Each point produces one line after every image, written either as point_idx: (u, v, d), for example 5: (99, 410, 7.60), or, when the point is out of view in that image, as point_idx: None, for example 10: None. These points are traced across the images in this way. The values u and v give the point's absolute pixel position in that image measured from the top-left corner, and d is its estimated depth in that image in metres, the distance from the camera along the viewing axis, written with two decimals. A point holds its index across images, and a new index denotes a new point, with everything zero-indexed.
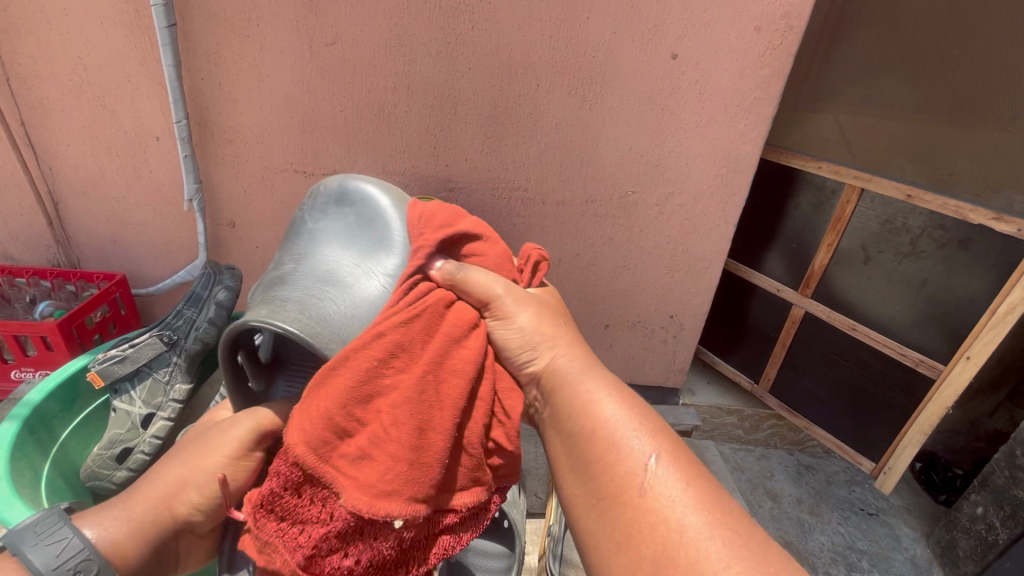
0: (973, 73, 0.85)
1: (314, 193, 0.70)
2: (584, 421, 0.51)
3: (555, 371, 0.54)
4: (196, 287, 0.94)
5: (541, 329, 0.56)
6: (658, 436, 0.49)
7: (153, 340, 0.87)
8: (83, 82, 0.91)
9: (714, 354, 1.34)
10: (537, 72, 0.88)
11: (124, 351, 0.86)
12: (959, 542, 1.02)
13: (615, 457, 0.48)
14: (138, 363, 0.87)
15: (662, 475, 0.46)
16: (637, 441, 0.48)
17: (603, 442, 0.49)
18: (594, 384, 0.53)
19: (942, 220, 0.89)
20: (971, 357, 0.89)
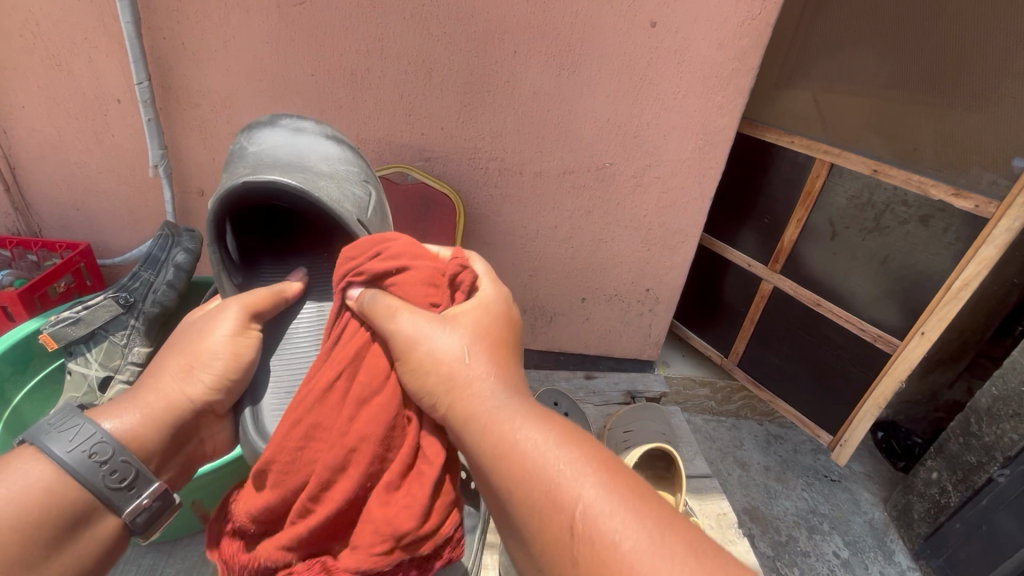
0: (941, 50, 0.88)
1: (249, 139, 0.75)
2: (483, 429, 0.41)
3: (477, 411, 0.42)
4: (154, 249, 0.92)
5: (449, 369, 0.44)
6: (566, 443, 0.40)
7: (107, 303, 0.85)
8: (36, 39, 0.87)
9: (688, 328, 1.37)
10: (514, 38, 0.86)
11: (77, 314, 0.85)
12: (915, 505, 1.07)
13: (550, 500, 0.37)
14: (93, 326, 0.86)
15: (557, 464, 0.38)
16: (519, 425, 0.41)
17: (525, 482, 0.38)
18: (520, 427, 0.41)
19: (906, 196, 0.90)
20: (926, 333, 0.90)
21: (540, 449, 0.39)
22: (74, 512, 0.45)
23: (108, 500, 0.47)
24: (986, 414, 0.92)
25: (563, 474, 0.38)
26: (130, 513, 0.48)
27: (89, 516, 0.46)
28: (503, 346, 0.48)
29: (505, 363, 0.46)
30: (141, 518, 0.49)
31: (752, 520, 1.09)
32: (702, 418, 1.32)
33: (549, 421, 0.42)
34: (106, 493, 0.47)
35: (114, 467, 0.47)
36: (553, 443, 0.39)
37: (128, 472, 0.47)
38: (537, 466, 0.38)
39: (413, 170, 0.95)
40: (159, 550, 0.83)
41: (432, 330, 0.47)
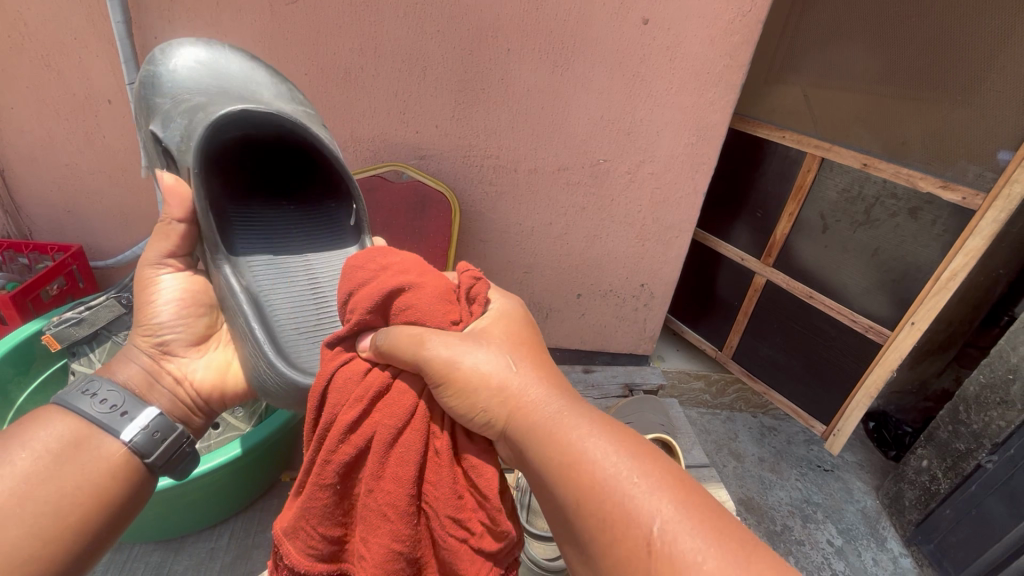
0: (927, 46, 0.89)
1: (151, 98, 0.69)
2: (544, 453, 0.37)
3: (540, 438, 0.37)
4: None
5: (501, 384, 0.39)
6: (624, 441, 0.37)
7: (111, 303, 0.87)
8: (24, 39, 0.86)
9: (682, 322, 1.38)
10: (508, 36, 0.87)
11: (80, 315, 0.85)
12: (906, 492, 1.09)
13: (619, 516, 0.33)
14: (97, 326, 0.86)
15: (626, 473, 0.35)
16: (580, 433, 0.37)
17: (594, 496, 0.34)
18: (586, 432, 0.37)
19: (895, 189, 0.91)
20: (916, 323, 0.91)
21: (614, 469, 0.35)
22: (79, 440, 0.48)
23: (106, 426, 0.50)
24: (974, 402, 0.94)
25: (638, 490, 0.34)
26: (129, 435, 0.50)
27: (89, 444, 0.49)
28: (540, 355, 0.44)
29: (549, 369, 0.42)
30: (145, 439, 0.51)
31: (746, 510, 1.10)
32: (698, 411, 1.35)
33: (605, 425, 0.38)
34: (102, 419, 0.50)
35: (104, 397, 0.51)
36: (620, 455, 0.36)
37: (118, 399, 0.52)
38: (596, 471, 0.35)
39: (408, 168, 0.95)
40: (165, 548, 0.83)
41: (469, 353, 0.40)
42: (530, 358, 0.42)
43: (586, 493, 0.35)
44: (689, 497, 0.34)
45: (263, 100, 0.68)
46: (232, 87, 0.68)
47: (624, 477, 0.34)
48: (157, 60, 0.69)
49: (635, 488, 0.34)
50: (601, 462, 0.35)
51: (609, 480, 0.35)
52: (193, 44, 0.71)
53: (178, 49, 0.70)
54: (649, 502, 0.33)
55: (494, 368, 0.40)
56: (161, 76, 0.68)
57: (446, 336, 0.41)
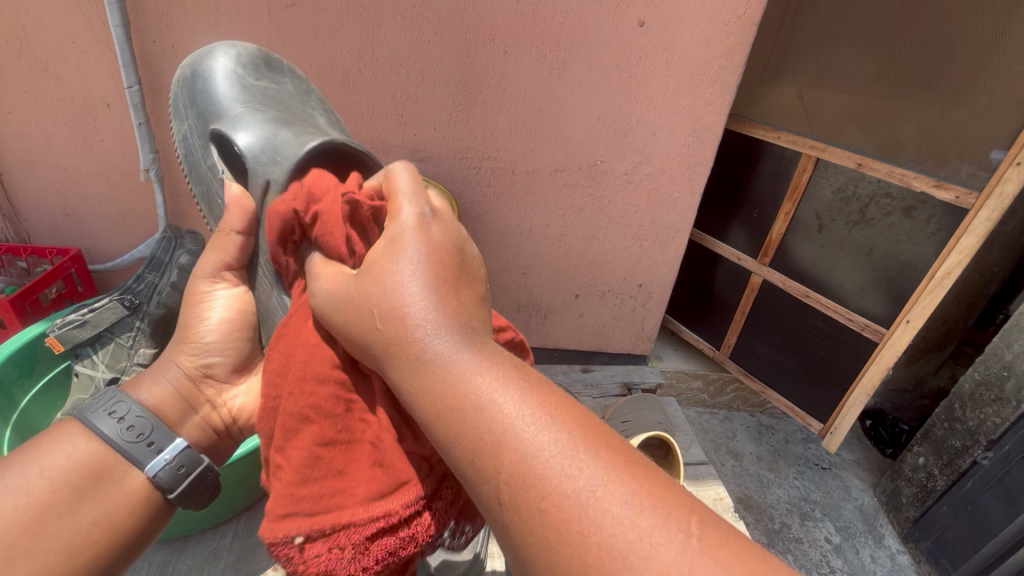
0: (920, 47, 0.90)
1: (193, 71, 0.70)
2: (452, 398, 0.32)
3: (430, 372, 0.33)
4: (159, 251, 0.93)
5: (404, 315, 0.35)
6: (583, 428, 0.29)
7: (113, 304, 0.86)
8: (22, 44, 0.86)
9: (679, 322, 1.39)
10: (505, 38, 0.87)
11: (83, 316, 0.85)
12: (903, 490, 1.09)
13: (547, 496, 0.27)
14: (99, 328, 0.86)
15: (549, 442, 0.28)
16: (498, 395, 0.31)
17: (512, 470, 0.28)
18: (511, 394, 0.31)
19: (889, 189, 0.92)
20: (911, 321, 0.92)
21: (547, 435, 0.29)
22: (102, 471, 0.46)
23: (130, 456, 0.47)
24: (969, 400, 0.94)
25: (567, 467, 0.27)
26: (153, 469, 0.47)
27: (112, 474, 0.46)
28: (462, 291, 0.37)
29: (467, 308, 0.36)
30: (170, 474, 0.48)
31: (745, 508, 1.11)
32: (696, 411, 1.33)
33: (543, 390, 0.31)
34: (127, 448, 0.47)
35: (132, 423, 0.48)
36: (552, 430, 0.29)
37: (145, 427, 0.49)
38: (516, 445, 0.29)
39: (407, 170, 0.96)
40: (170, 548, 0.83)
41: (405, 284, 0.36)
42: (449, 287, 0.37)
43: (492, 451, 0.29)
44: (647, 477, 0.27)
45: (323, 118, 0.69)
46: (296, 103, 0.69)
47: (559, 460, 0.28)
48: (201, 67, 0.69)
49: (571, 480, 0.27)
50: (521, 427, 0.29)
51: (523, 450, 0.28)
52: (250, 55, 0.71)
53: (227, 59, 0.70)
54: (591, 480, 0.27)
55: (412, 301, 0.36)
56: (213, 84, 0.68)
57: (334, 273, 0.45)
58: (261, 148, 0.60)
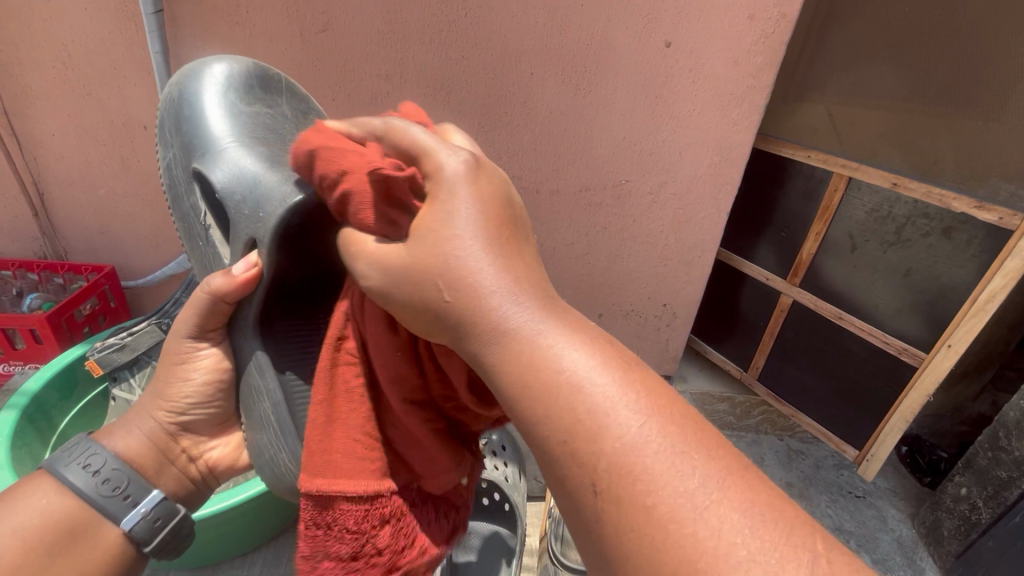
0: (955, 63, 0.88)
1: (189, 93, 0.67)
2: (519, 363, 0.34)
3: (503, 340, 0.34)
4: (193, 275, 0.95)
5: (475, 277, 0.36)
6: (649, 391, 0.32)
7: (151, 328, 0.88)
8: (67, 70, 0.89)
9: (704, 342, 1.36)
10: (531, 60, 0.88)
11: (122, 340, 0.87)
12: (944, 522, 1.04)
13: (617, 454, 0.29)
14: (137, 351, 0.88)
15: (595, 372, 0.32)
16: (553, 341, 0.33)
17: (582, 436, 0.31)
18: (568, 346, 0.33)
19: (926, 209, 0.90)
20: (953, 345, 0.90)
21: (604, 395, 0.31)
22: (76, 527, 0.48)
23: (107, 511, 0.49)
24: (1015, 428, 0.90)
25: (627, 415, 0.30)
26: (129, 523, 0.49)
27: (89, 531, 0.48)
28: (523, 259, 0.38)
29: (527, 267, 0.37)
30: (145, 527, 0.50)
31: None
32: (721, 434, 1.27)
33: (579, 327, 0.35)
34: (104, 503, 0.49)
35: (106, 476, 0.50)
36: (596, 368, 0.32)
37: (121, 479, 0.50)
38: (564, 376, 0.32)
39: None
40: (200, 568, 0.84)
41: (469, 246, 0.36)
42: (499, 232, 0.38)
43: (579, 424, 0.31)
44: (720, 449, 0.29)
45: None
46: (286, 132, 0.67)
47: (650, 445, 0.29)
48: (190, 89, 0.67)
49: (647, 451, 0.29)
50: (580, 375, 0.32)
51: (592, 404, 0.31)
52: (243, 77, 0.70)
53: (218, 81, 0.68)
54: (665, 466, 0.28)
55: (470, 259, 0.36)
56: (198, 114, 0.65)
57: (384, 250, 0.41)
58: (241, 192, 0.57)
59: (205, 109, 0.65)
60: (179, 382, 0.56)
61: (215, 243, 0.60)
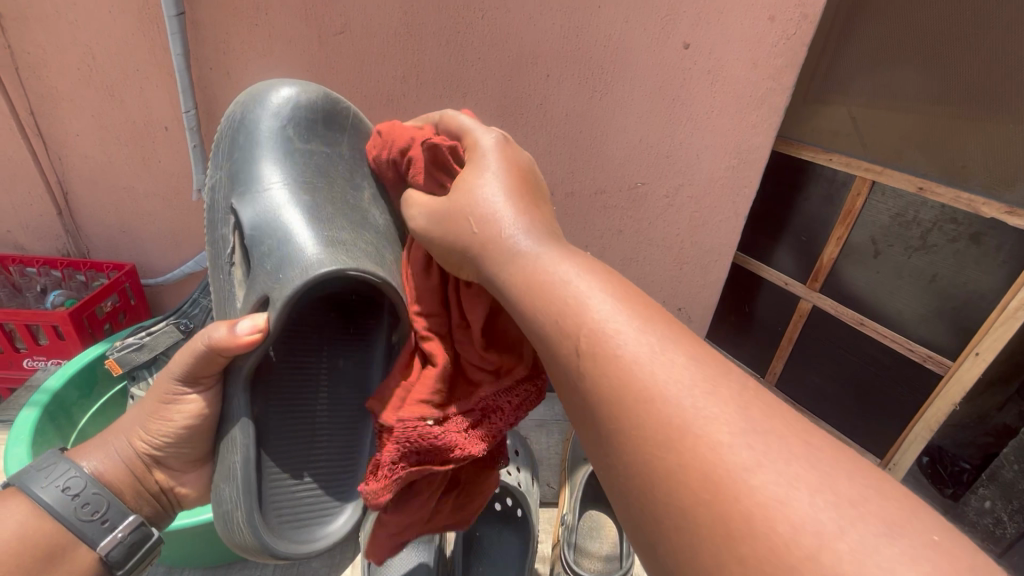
0: (985, 64, 0.84)
1: (250, 122, 0.66)
2: (533, 295, 0.36)
3: (550, 309, 0.35)
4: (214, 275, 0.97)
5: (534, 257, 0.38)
6: (714, 380, 0.29)
7: (171, 328, 0.89)
8: (92, 71, 0.91)
9: (720, 347, 1.34)
10: (547, 62, 0.88)
11: (142, 339, 0.87)
12: (966, 534, 1.02)
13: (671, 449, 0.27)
14: (156, 351, 0.89)
15: (660, 359, 0.30)
16: (622, 340, 0.31)
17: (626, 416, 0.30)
18: (627, 337, 0.31)
19: (954, 214, 0.88)
20: (980, 353, 0.87)
21: (652, 358, 0.30)
22: (54, 549, 0.47)
23: (83, 534, 0.48)
24: None
25: (694, 411, 0.28)
26: (105, 548, 0.49)
27: (65, 553, 0.48)
28: (595, 264, 0.37)
29: (596, 264, 0.37)
30: (119, 553, 0.50)
31: None
32: None
33: (637, 304, 0.34)
34: (81, 527, 0.48)
35: (87, 499, 0.49)
36: (658, 350, 0.31)
37: (100, 504, 0.50)
38: (621, 357, 0.31)
39: None
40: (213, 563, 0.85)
41: (492, 183, 0.43)
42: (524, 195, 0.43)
43: (614, 380, 0.30)
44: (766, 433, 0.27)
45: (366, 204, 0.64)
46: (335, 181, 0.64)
47: (682, 382, 0.29)
48: (252, 116, 0.66)
49: (679, 386, 0.29)
50: (637, 366, 0.30)
51: (638, 390, 0.29)
52: (308, 111, 0.67)
53: (281, 111, 0.66)
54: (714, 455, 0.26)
55: (499, 211, 0.41)
56: (256, 147, 0.63)
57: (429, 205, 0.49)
58: (266, 244, 0.54)
59: (263, 144, 0.64)
60: (162, 422, 0.53)
61: (235, 292, 0.58)
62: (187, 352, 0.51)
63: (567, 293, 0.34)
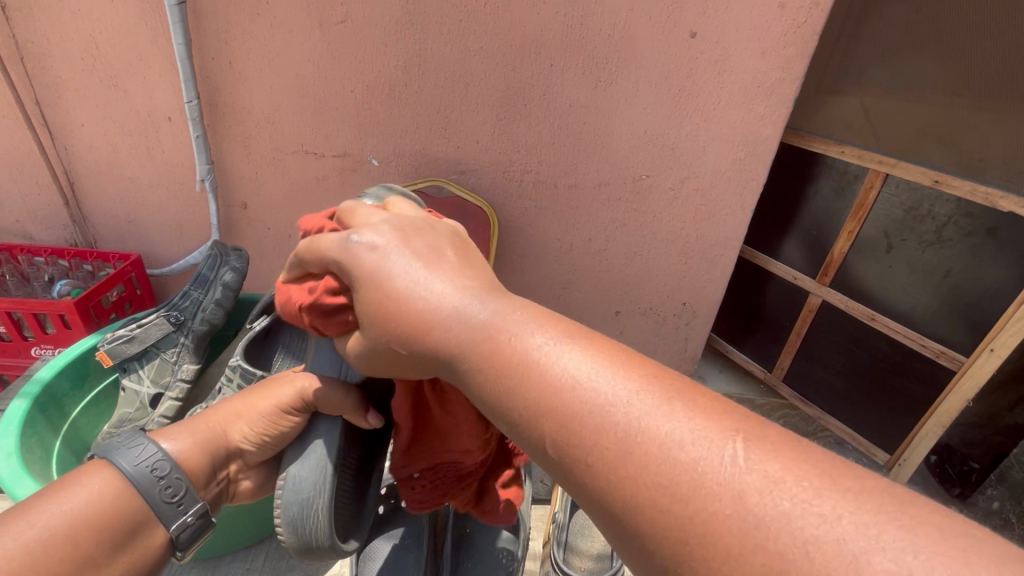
0: (1008, 53, 0.82)
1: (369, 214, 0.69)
2: (503, 382, 0.35)
3: (543, 381, 0.33)
4: (203, 268, 0.98)
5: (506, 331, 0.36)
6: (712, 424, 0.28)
7: (161, 321, 0.91)
8: (95, 61, 0.91)
9: (727, 342, 1.32)
10: (551, 51, 0.86)
11: (132, 331, 0.89)
12: None
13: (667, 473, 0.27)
14: (147, 343, 0.91)
15: (662, 419, 0.29)
16: (632, 412, 0.29)
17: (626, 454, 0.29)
18: (634, 396, 0.30)
19: (970, 208, 0.85)
20: (995, 349, 0.86)
21: (634, 412, 0.30)
22: (128, 529, 0.53)
23: (160, 512, 0.55)
24: None
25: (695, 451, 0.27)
26: (175, 527, 0.56)
27: (142, 529, 0.54)
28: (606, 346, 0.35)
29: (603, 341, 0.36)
30: (185, 533, 0.56)
31: None
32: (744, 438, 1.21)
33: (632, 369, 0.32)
34: (161, 506, 0.55)
35: (169, 482, 0.56)
36: (653, 409, 0.30)
37: (179, 488, 0.56)
38: (609, 414, 0.30)
39: (449, 183, 0.95)
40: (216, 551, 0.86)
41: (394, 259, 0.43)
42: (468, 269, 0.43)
43: (597, 431, 0.30)
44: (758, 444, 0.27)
45: None
46: None
47: (688, 436, 0.28)
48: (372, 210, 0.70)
49: (678, 429, 0.28)
50: (628, 415, 0.30)
51: (637, 431, 0.29)
52: None
53: None
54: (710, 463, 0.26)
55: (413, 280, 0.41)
56: None
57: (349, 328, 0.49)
58: None
59: None
60: (263, 427, 0.64)
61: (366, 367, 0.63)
62: (330, 384, 0.61)
63: (560, 375, 0.33)
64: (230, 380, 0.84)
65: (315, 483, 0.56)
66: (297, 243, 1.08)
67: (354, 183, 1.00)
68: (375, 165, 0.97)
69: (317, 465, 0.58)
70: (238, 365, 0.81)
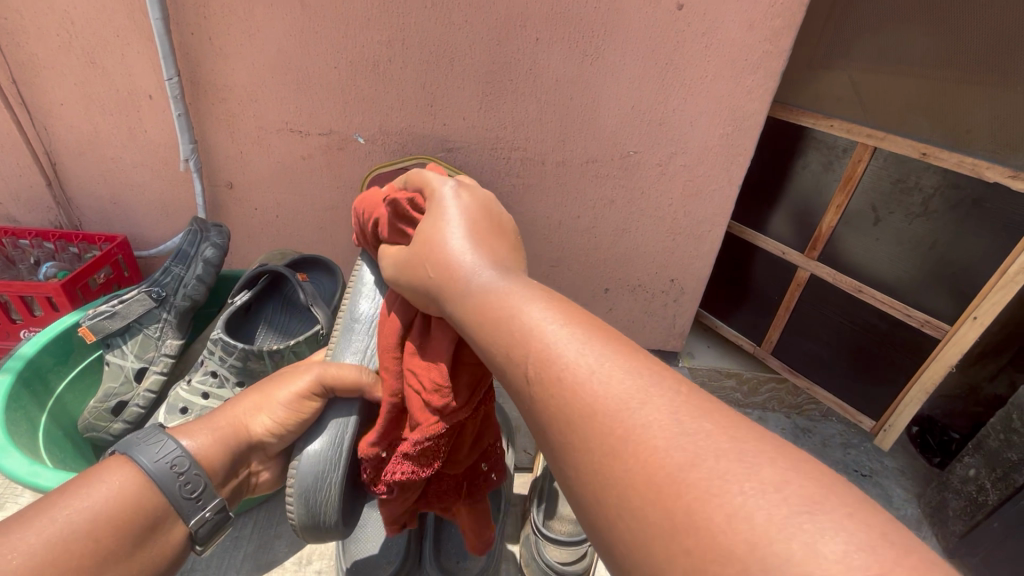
0: (998, 22, 0.81)
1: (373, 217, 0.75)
2: (502, 339, 0.38)
3: (547, 358, 0.34)
4: (183, 244, 0.96)
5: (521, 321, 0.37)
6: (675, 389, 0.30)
7: (142, 296, 0.90)
8: (71, 37, 0.89)
9: (716, 317, 1.34)
10: (536, 25, 0.85)
11: (114, 308, 0.89)
12: (950, 502, 1.03)
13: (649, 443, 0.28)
14: (129, 319, 0.91)
15: (622, 381, 0.31)
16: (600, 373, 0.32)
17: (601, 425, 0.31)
18: (610, 367, 0.32)
19: (956, 178, 0.86)
20: (978, 317, 0.87)
21: (617, 389, 0.31)
22: (150, 522, 0.54)
23: (180, 508, 0.55)
24: None
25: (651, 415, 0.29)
26: (195, 523, 0.56)
27: (161, 526, 0.55)
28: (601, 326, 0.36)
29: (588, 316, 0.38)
30: (204, 530, 0.57)
31: None
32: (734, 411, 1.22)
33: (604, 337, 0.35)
34: (182, 502, 0.55)
35: (188, 478, 0.56)
36: (625, 373, 0.32)
37: (198, 484, 0.56)
38: (591, 388, 0.31)
39: (436, 161, 0.95)
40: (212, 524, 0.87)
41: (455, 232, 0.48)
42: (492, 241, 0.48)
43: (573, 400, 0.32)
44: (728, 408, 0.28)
45: None
46: None
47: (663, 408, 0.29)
48: None
49: (651, 403, 0.29)
50: (595, 383, 0.32)
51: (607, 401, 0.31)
52: None
53: None
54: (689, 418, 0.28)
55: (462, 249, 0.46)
56: None
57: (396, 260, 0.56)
58: None
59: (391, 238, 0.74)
60: (280, 417, 0.63)
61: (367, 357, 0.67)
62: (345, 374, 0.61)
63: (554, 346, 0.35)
64: (213, 353, 0.84)
65: (330, 457, 0.59)
66: (286, 222, 1.07)
67: (341, 161, 0.99)
68: (361, 143, 0.97)
69: (335, 446, 0.59)
70: (219, 337, 0.81)
